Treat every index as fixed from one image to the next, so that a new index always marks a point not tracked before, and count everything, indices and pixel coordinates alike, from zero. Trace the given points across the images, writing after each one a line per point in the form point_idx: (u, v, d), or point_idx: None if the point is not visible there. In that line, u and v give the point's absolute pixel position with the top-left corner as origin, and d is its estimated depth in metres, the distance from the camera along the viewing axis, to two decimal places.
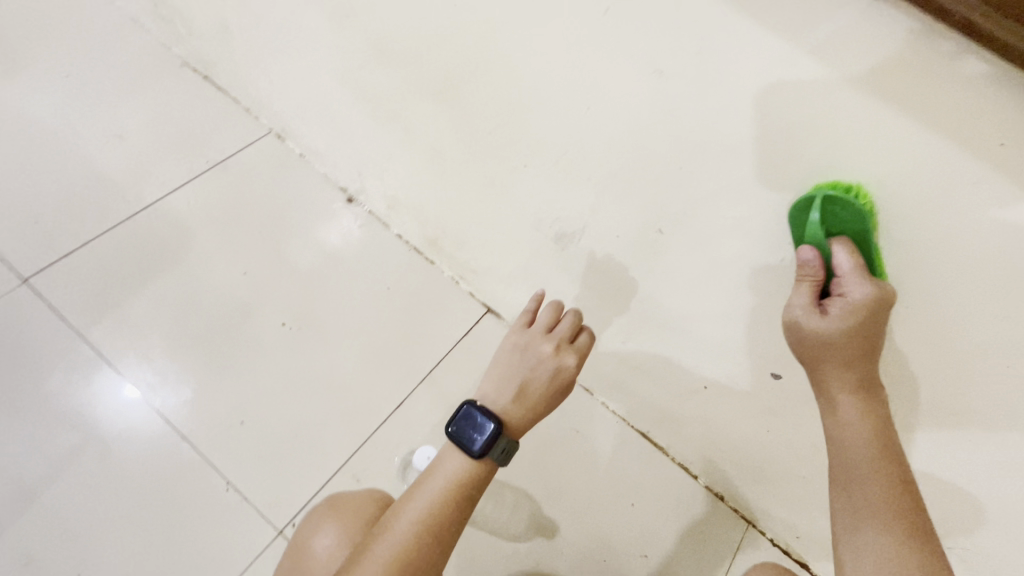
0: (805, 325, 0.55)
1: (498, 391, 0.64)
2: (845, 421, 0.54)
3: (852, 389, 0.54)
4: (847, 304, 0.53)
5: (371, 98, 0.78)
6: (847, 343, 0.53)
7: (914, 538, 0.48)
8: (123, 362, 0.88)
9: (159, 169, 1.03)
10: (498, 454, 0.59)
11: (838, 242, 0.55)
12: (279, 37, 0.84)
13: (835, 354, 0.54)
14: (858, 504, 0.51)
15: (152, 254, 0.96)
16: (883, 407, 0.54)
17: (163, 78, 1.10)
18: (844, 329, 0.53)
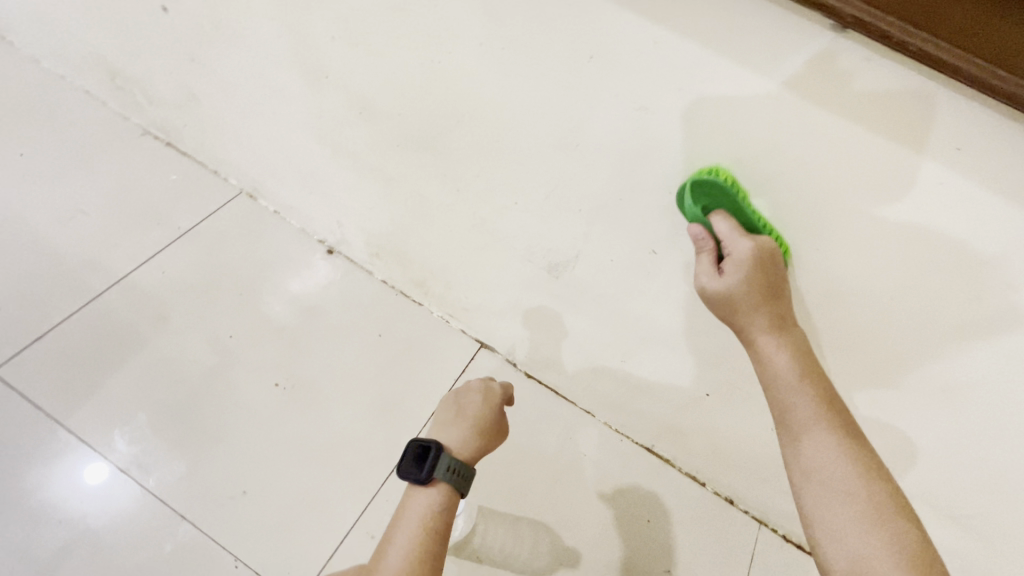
0: (710, 289, 0.54)
1: (439, 429, 0.66)
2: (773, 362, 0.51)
3: (768, 329, 0.52)
4: (739, 259, 0.51)
5: (351, 152, 0.80)
6: (752, 288, 0.51)
7: (860, 463, 0.46)
8: (108, 446, 0.83)
9: (130, 241, 1.00)
10: (445, 473, 0.59)
11: (718, 213, 0.53)
12: (250, 101, 0.85)
13: (744, 305, 0.52)
14: (803, 444, 0.48)
15: (129, 329, 0.92)
16: (799, 337, 0.53)
17: (124, 149, 1.08)
18: (743, 281, 0.51)
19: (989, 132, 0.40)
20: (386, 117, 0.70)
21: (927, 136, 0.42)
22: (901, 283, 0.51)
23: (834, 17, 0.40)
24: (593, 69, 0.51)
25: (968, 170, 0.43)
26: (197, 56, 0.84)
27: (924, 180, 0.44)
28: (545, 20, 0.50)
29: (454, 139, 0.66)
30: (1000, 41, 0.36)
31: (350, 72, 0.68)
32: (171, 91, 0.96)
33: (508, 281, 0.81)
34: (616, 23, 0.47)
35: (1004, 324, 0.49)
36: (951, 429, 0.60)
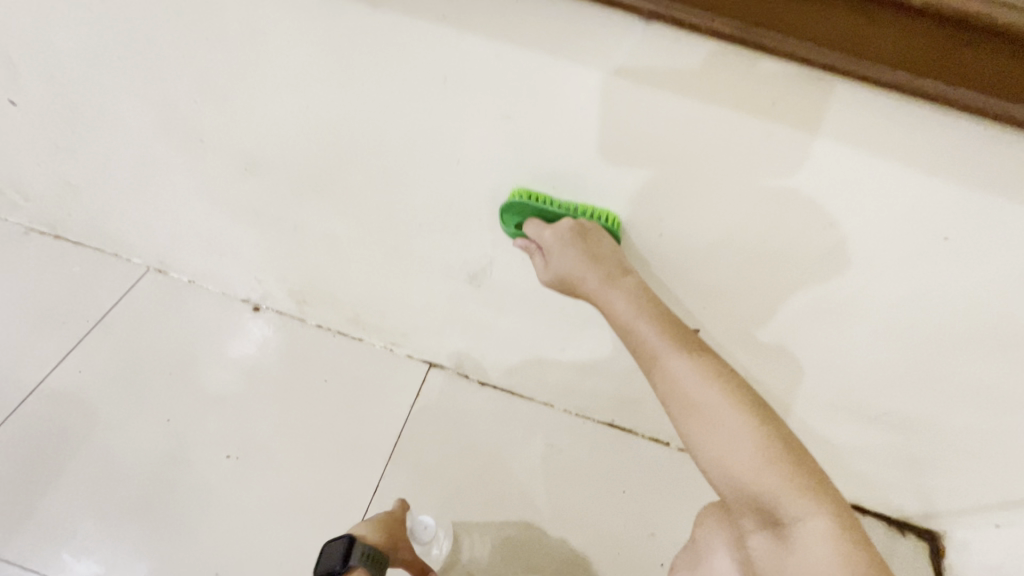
0: (548, 275, 0.59)
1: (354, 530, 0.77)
2: (620, 305, 0.53)
3: (611, 286, 0.54)
4: (555, 243, 0.58)
5: (248, 208, 0.78)
6: (582, 261, 0.56)
7: (731, 396, 0.47)
8: (58, 567, 0.78)
9: (36, 348, 0.94)
10: (360, 558, 0.65)
11: (532, 221, 0.60)
12: (130, 178, 0.82)
13: (577, 273, 0.56)
14: (669, 387, 0.48)
15: (54, 439, 0.87)
16: (643, 289, 0.55)
17: (10, 252, 1.01)
18: (564, 254, 0.56)
19: (792, 85, 0.46)
20: (273, 169, 0.69)
21: (749, 99, 0.47)
22: (771, 227, 0.56)
23: (634, 12, 0.44)
24: (451, 89, 0.53)
25: (787, 120, 0.48)
26: (61, 143, 0.80)
27: (757, 135, 0.49)
28: (396, 52, 0.51)
29: (344, 177, 0.66)
30: (777, 15, 0.41)
31: (223, 132, 0.67)
32: (44, 182, 0.91)
33: (437, 299, 0.82)
34: (462, 44, 0.49)
35: (864, 245, 0.55)
36: (851, 341, 0.66)
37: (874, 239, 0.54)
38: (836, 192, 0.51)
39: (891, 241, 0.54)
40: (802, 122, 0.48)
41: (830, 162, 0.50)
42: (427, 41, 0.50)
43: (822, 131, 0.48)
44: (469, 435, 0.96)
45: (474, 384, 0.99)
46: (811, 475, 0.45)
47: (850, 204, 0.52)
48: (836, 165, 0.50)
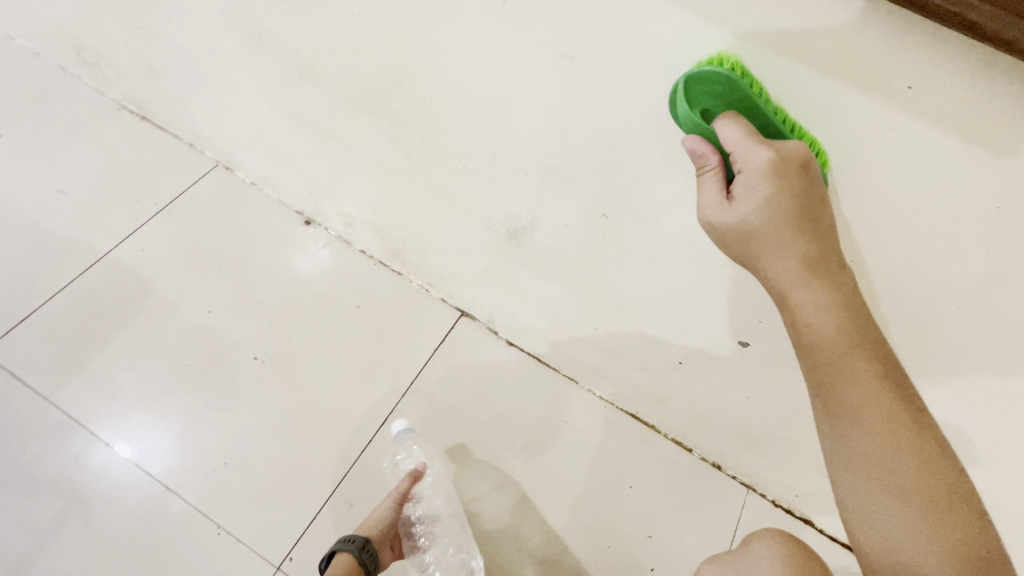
0: (722, 220, 0.45)
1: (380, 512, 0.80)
2: (811, 297, 0.42)
3: (805, 277, 0.42)
4: (752, 178, 0.43)
5: (304, 118, 0.76)
6: (790, 227, 0.42)
7: (894, 435, 0.40)
8: (97, 421, 0.86)
9: (111, 219, 1.00)
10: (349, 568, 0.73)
11: (723, 116, 0.46)
12: (202, 69, 0.82)
13: (770, 240, 0.42)
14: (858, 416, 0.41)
15: (111, 307, 0.94)
16: (834, 273, 0.42)
17: (101, 124, 1.07)
18: (762, 204, 0.42)
19: (940, 69, 0.39)
20: (329, 80, 0.66)
21: (880, 78, 0.41)
22: (867, 246, 0.49)
23: None
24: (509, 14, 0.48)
25: (922, 114, 0.41)
26: (144, 23, 0.81)
27: (879, 126, 0.43)
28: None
29: (396, 100, 0.62)
30: None
31: (284, 32, 0.64)
32: (132, 61, 0.93)
33: (477, 249, 0.78)
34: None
35: (979, 289, 0.47)
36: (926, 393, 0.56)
37: (993, 285, 0.46)
38: (959, 220, 0.44)
39: (1011, 292, 0.46)
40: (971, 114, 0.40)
41: (964, 179, 0.42)
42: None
43: (962, 137, 0.41)
44: (486, 390, 0.94)
45: (502, 342, 0.96)
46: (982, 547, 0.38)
47: (973, 236, 0.45)
48: (971, 184, 0.42)
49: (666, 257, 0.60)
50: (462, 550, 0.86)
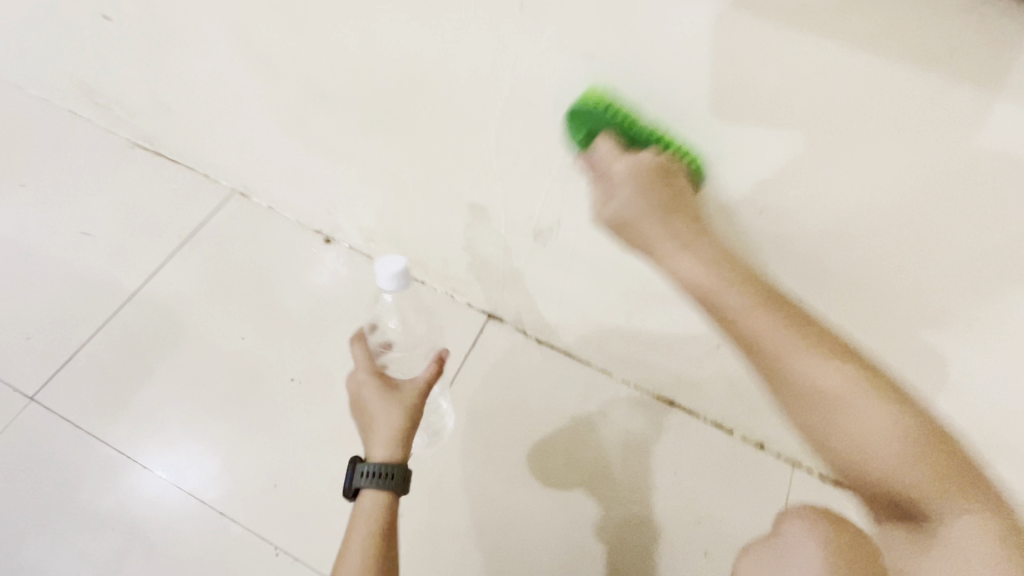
0: (605, 216, 0.51)
1: (370, 431, 0.70)
2: (691, 265, 0.46)
3: (688, 249, 0.46)
4: (620, 171, 0.48)
5: (317, 139, 0.77)
6: (636, 191, 0.47)
7: (850, 375, 0.42)
8: (143, 453, 0.87)
9: (135, 258, 1.02)
10: (368, 480, 0.66)
11: (602, 136, 0.50)
12: (212, 103, 0.83)
13: (648, 228, 0.47)
14: (818, 380, 0.42)
15: (146, 342, 0.95)
16: (713, 246, 0.47)
17: (118, 165, 1.10)
18: (631, 192, 0.47)
19: (973, 23, 0.34)
20: (341, 102, 0.67)
21: (902, 38, 0.36)
22: (900, 208, 0.46)
23: None
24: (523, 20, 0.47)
25: (961, 73, 0.36)
26: (151, 63, 0.83)
27: (903, 91, 0.39)
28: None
29: (410, 116, 0.63)
30: None
31: (292, 57, 0.65)
32: (141, 100, 0.95)
33: (499, 253, 0.78)
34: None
35: None
36: (967, 350, 0.57)
37: None
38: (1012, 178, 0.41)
39: None
40: (1001, 77, 0.36)
41: (1008, 136, 0.38)
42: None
43: (999, 93, 0.36)
44: (521, 391, 0.94)
45: (531, 340, 0.97)
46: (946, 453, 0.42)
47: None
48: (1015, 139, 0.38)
49: None
50: (518, 553, 0.85)
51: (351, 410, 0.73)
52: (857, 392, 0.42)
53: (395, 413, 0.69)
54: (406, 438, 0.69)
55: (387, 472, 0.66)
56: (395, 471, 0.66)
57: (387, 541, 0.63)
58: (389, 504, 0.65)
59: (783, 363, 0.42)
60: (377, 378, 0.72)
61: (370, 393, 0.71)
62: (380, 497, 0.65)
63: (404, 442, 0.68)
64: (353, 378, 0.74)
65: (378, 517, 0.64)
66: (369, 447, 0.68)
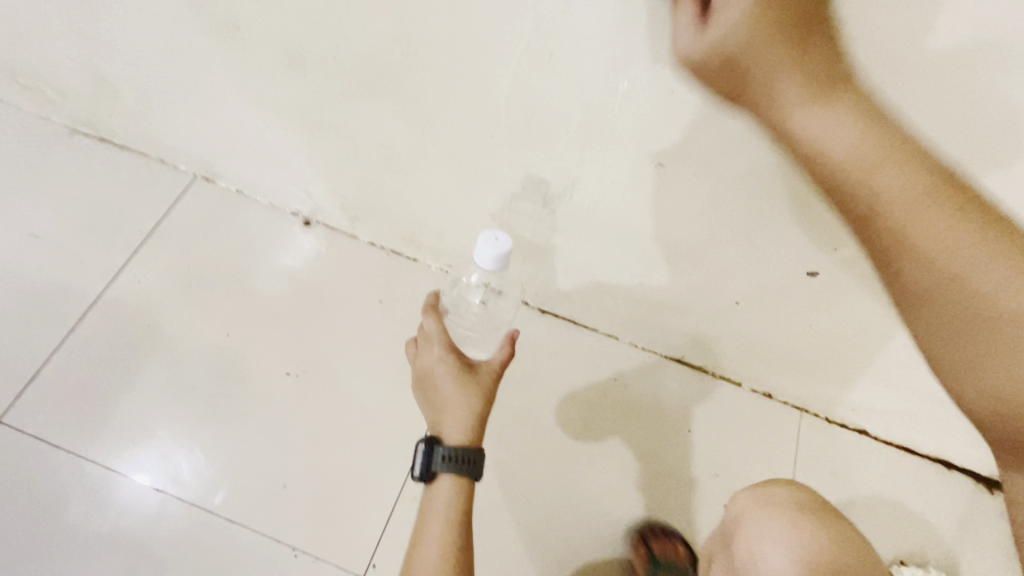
0: (698, 51, 0.40)
1: (437, 410, 0.64)
2: (817, 114, 0.38)
3: (803, 97, 0.38)
4: (722, 4, 0.38)
5: (293, 109, 0.69)
6: (794, 58, 0.37)
7: (986, 241, 0.37)
8: (135, 466, 0.81)
9: (93, 258, 0.93)
10: (443, 464, 0.61)
11: None
12: (165, 75, 0.74)
13: (757, 66, 0.37)
14: (942, 250, 0.37)
15: (121, 348, 0.88)
16: (861, 99, 0.39)
17: (58, 156, 0.98)
18: (740, 17, 0.36)
19: None
20: (323, 64, 0.60)
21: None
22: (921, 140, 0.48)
23: None
24: None
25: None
26: (87, 31, 0.72)
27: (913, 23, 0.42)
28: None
29: (406, 75, 0.57)
30: None
31: (262, 14, 0.57)
32: (78, 78, 0.84)
33: (504, 222, 0.74)
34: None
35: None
36: None
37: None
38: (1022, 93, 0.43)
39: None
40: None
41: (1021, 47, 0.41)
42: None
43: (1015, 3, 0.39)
44: (530, 363, 0.92)
45: (535, 311, 0.94)
46: None
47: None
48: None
49: (722, 197, 0.59)
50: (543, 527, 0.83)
51: (420, 383, 0.67)
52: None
53: (473, 399, 0.63)
54: (482, 422, 0.63)
55: (462, 456, 0.61)
56: (473, 457, 0.62)
57: (466, 524, 0.61)
58: (466, 489, 0.62)
59: (912, 224, 0.37)
60: (453, 355, 0.65)
61: (445, 373, 0.64)
62: (455, 483, 0.62)
63: (480, 426, 0.63)
64: (423, 352, 0.67)
65: (456, 501, 0.61)
66: (441, 428, 0.63)
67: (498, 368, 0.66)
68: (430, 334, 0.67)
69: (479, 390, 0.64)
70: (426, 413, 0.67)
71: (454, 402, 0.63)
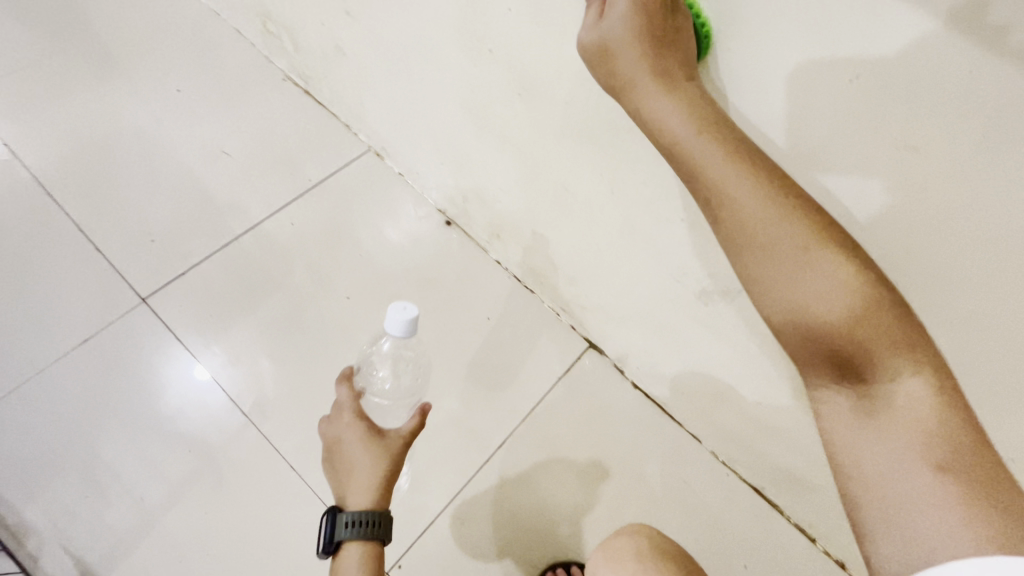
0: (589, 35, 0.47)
1: (342, 481, 0.63)
2: (666, 107, 0.44)
3: (659, 92, 0.44)
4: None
5: (496, 130, 0.74)
6: (645, 49, 0.45)
7: (842, 258, 0.39)
8: (231, 385, 0.87)
9: (264, 189, 1.03)
10: (347, 531, 0.59)
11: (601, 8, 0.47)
12: (395, 63, 0.82)
13: (636, 79, 0.45)
14: (811, 250, 0.39)
15: (258, 276, 0.96)
16: (705, 103, 0.45)
17: (267, 92, 1.11)
18: (628, 20, 0.45)
19: None
20: (549, 105, 0.64)
21: None
22: None
23: None
24: (850, 92, 0.44)
25: None
26: (350, 8, 0.82)
27: None
28: (811, 24, 0.43)
29: (628, 145, 0.60)
30: None
31: (519, 50, 0.62)
32: (318, 41, 0.95)
33: (645, 295, 0.78)
34: (910, 45, 0.39)
35: None
36: None
37: None
38: None
39: None
40: None
41: None
42: (865, 26, 0.40)
43: None
44: (606, 431, 0.93)
45: (627, 383, 0.95)
46: (988, 467, 0.37)
47: None
48: None
49: None
50: None
51: (326, 454, 0.65)
52: (908, 403, 0.39)
53: (378, 464, 0.61)
54: (386, 484, 0.62)
55: (365, 521, 0.59)
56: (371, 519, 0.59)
57: None
58: (374, 551, 0.60)
59: (774, 300, 0.41)
60: (364, 421, 0.64)
61: (352, 438, 0.63)
62: (360, 549, 0.60)
63: (386, 490, 0.62)
64: (333, 420, 0.66)
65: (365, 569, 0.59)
66: (347, 497, 0.61)
67: (405, 441, 0.64)
68: (341, 400, 0.66)
69: (386, 459, 0.62)
70: (334, 483, 0.64)
71: (355, 473, 0.61)
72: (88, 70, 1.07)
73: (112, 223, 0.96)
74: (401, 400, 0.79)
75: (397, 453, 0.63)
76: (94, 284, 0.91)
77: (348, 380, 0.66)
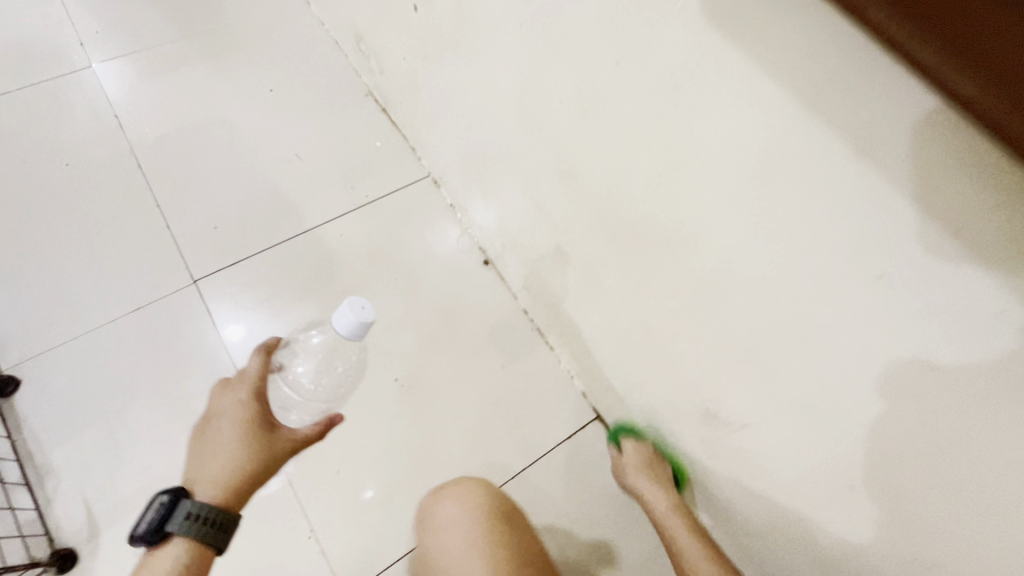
0: None
1: (210, 460, 0.62)
2: (652, 490, 0.79)
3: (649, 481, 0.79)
4: None
5: (539, 199, 0.75)
6: (648, 474, 0.80)
7: None
8: None
9: (323, 197, 1.08)
10: (182, 521, 0.58)
11: None
12: (460, 111, 0.84)
13: (639, 478, 0.80)
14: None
15: (298, 280, 1.01)
16: (680, 504, 0.78)
17: (347, 105, 1.17)
18: (636, 457, 0.83)
19: None
20: (589, 192, 0.64)
21: None
22: None
23: None
24: (874, 289, 0.41)
25: None
26: (429, 53, 0.85)
27: None
28: (841, 215, 0.40)
29: (655, 253, 0.59)
30: None
31: (567, 137, 0.63)
32: (399, 71, 1.00)
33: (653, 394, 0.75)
34: (936, 270, 0.36)
35: None
36: None
37: None
38: None
39: None
40: None
41: None
42: (891, 235, 0.38)
43: None
44: (593, 508, 0.91)
45: None
46: None
47: None
48: None
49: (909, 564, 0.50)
50: None
51: (208, 424, 0.65)
52: None
53: (250, 459, 0.61)
54: (246, 487, 0.62)
55: (208, 518, 0.59)
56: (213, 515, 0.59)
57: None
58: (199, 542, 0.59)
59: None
60: (255, 410, 0.63)
61: (236, 421, 0.63)
62: (188, 544, 0.59)
63: (241, 487, 0.62)
64: (229, 392, 0.66)
65: (192, 554, 0.59)
66: (203, 476, 0.62)
67: (288, 445, 0.63)
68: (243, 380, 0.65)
69: (262, 456, 0.62)
70: (198, 454, 0.65)
71: (223, 458, 0.62)
72: (197, 59, 1.16)
73: (185, 205, 1.04)
74: (313, 394, 0.70)
75: (272, 454, 0.63)
76: (156, 258, 0.99)
77: (262, 355, 0.65)
